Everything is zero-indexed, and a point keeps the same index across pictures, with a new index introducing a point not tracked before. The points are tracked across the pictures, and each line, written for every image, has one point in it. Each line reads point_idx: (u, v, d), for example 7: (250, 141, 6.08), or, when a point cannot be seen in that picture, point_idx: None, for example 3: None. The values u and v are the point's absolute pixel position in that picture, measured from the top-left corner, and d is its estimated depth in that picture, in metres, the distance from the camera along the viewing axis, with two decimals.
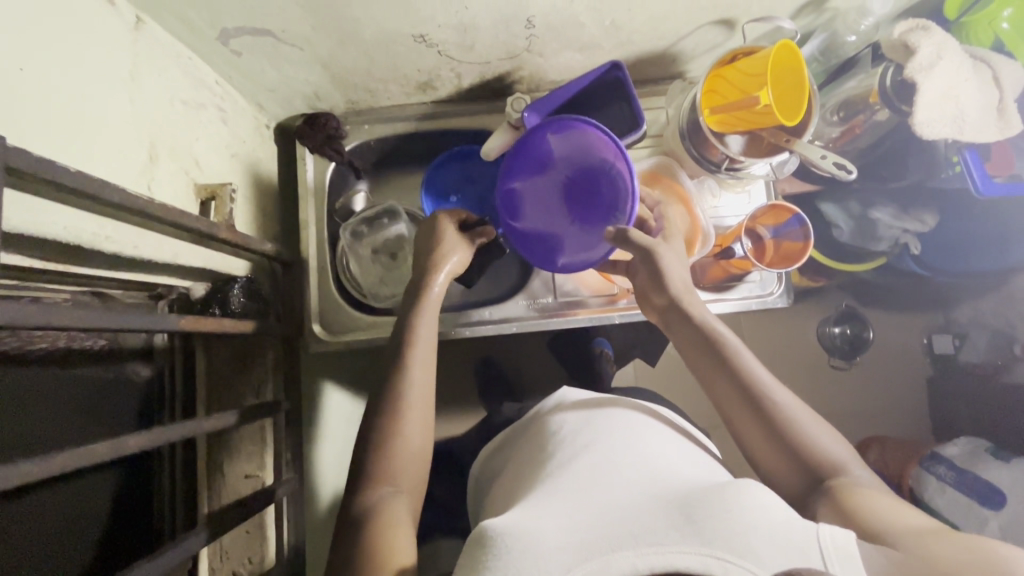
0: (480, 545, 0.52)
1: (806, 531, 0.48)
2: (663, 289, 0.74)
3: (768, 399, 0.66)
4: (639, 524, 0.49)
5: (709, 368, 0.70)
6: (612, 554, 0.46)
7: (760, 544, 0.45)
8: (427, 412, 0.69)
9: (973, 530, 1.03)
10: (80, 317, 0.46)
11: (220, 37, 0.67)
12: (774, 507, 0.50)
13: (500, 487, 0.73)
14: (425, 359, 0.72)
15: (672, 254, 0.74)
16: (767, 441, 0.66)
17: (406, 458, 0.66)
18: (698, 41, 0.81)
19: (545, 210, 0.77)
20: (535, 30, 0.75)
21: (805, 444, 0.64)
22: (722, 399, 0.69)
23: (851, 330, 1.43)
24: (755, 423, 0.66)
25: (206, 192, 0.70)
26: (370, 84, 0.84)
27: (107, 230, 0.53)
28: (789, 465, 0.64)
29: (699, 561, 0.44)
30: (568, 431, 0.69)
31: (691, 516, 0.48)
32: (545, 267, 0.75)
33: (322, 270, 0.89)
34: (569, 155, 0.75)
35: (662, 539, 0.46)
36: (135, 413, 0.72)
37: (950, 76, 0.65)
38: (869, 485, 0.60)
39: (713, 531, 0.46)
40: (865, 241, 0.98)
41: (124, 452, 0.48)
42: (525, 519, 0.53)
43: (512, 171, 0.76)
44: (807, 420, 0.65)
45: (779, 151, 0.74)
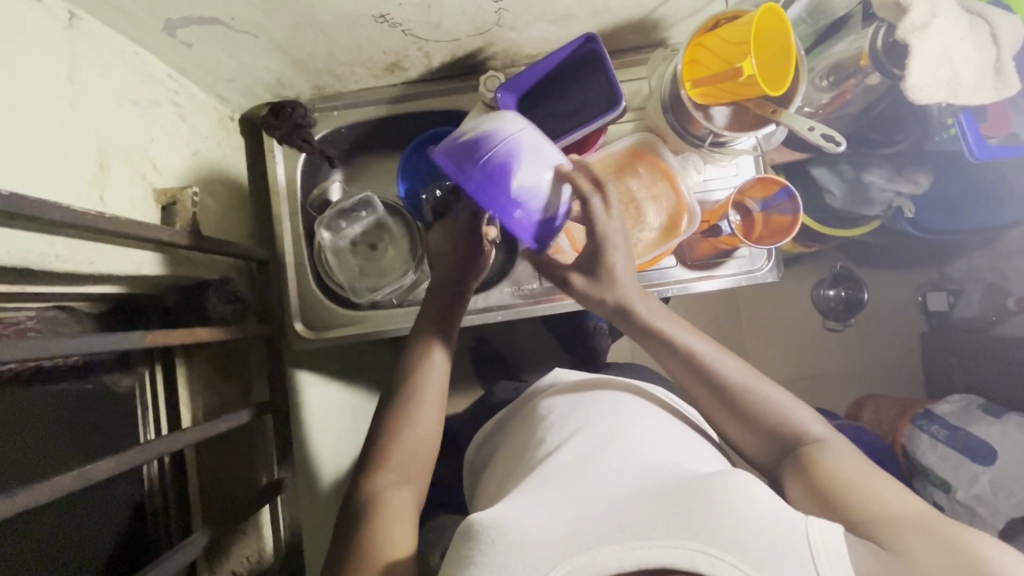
0: (467, 540, 0.52)
1: (794, 522, 0.47)
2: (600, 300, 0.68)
3: (725, 379, 0.65)
4: (627, 517, 0.48)
5: (664, 358, 0.68)
6: (599, 548, 0.46)
7: (745, 538, 0.45)
8: (440, 404, 0.69)
9: (963, 486, 1.05)
10: (37, 347, 0.44)
11: (165, 28, 0.63)
12: (764, 496, 0.50)
13: (494, 470, 0.74)
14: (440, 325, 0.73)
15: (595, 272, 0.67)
16: (733, 420, 0.65)
17: (420, 438, 0.66)
18: (679, 6, 0.76)
19: None
20: (503, 3, 0.70)
21: (768, 416, 0.63)
22: (684, 382, 0.67)
23: (846, 291, 1.42)
24: (717, 401, 0.65)
25: (166, 197, 0.66)
26: (334, 68, 0.80)
27: (57, 249, 0.50)
28: (762, 444, 0.64)
29: (687, 556, 0.44)
30: (556, 415, 0.69)
31: (679, 508, 0.48)
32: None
33: (300, 267, 0.87)
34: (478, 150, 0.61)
35: (650, 534, 0.46)
36: (118, 425, 0.71)
37: (946, 35, 0.61)
38: (837, 450, 0.60)
39: (700, 525, 0.46)
40: (857, 205, 0.96)
41: (96, 478, 0.47)
42: (510, 512, 0.53)
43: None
44: (766, 389, 0.64)
45: (767, 122, 0.70)
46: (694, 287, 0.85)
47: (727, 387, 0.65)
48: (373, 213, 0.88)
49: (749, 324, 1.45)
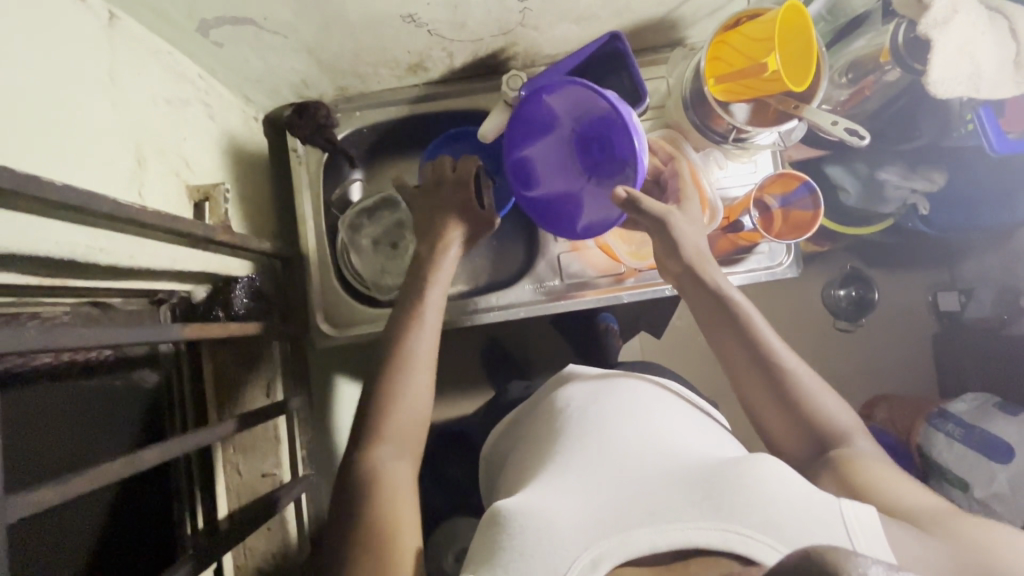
0: (493, 525, 0.54)
1: (827, 505, 0.49)
2: (679, 258, 0.71)
3: (783, 368, 0.66)
4: (655, 502, 0.50)
5: (722, 334, 0.69)
6: (630, 531, 0.48)
7: (778, 517, 0.47)
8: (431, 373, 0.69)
9: (981, 484, 1.06)
10: (79, 337, 0.45)
11: (199, 28, 0.64)
12: (794, 482, 0.51)
13: (513, 460, 0.74)
14: (435, 325, 0.71)
15: (683, 220, 0.71)
16: (775, 407, 0.66)
17: (408, 422, 0.65)
18: (699, 5, 0.77)
19: (560, 173, 0.76)
20: (529, 3, 0.71)
21: (815, 411, 0.65)
22: (734, 364, 0.69)
23: (857, 291, 1.43)
24: (765, 387, 0.66)
25: (198, 194, 0.67)
26: (359, 69, 0.81)
27: (101, 242, 0.51)
28: (796, 436, 0.65)
29: (719, 536, 0.46)
30: (573, 407, 0.69)
31: (713, 491, 0.50)
32: (565, 236, 0.75)
33: (323, 264, 0.87)
34: (572, 113, 0.73)
35: (681, 515, 0.48)
36: (147, 423, 0.72)
37: (967, 30, 0.62)
38: (872, 457, 0.61)
39: (736, 508, 0.48)
40: (874, 203, 0.98)
41: (139, 467, 0.47)
42: (536, 499, 0.54)
43: (518, 139, 0.74)
44: (817, 386, 0.66)
45: (789, 117, 0.71)
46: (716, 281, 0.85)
47: (779, 375, 0.66)
48: (396, 211, 0.90)
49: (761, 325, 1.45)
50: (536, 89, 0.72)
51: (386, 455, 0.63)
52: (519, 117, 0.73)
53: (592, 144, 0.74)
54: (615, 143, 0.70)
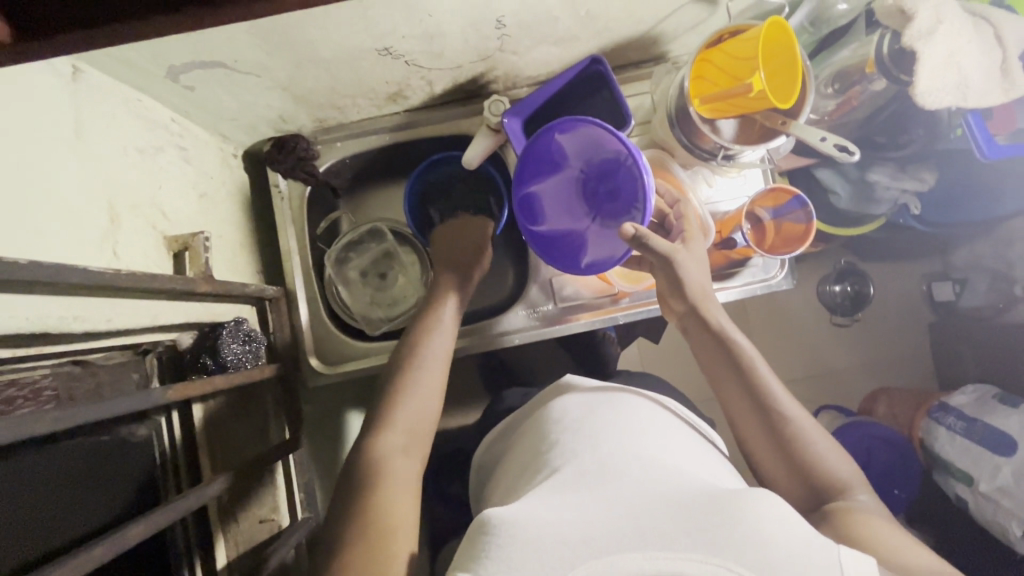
0: (478, 536, 0.52)
1: (824, 551, 0.47)
2: (682, 297, 0.72)
3: (782, 411, 0.67)
4: (648, 524, 0.49)
5: (723, 373, 0.71)
6: (619, 553, 0.47)
7: (771, 558, 0.46)
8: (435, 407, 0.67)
9: (986, 478, 1.06)
10: (59, 420, 0.43)
11: (168, 74, 0.62)
12: (789, 517, 0.50)
13: (505, 468, 0.74)
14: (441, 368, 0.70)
15: (689, 258, 0.72)
16: (773, 450, 0.66)
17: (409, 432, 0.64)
18: (679, 21, 0.76)
19: (564, 211, 0.75)
20: (506, 29, 0.69)
21: (813, 459, 0.64)
22: (734, 404, 0.70)
23: (852, 287, 1.42)
24: (763, 430, 0.67)
25: (177, 244, 0.65)
26: (337, 101, 0.79)
27: (73, 309, 0.50)
28: (791, 482, 0.65)
29: (709, 570, 0.46)
30: (571, 418, 0.68)
31: (707, 521, 0.48)
32: (567, 272, 0.74)
33: (312, 300, 0.86)
34: (580, 154, 0.73)
35: (674, 544, 0.47)
36: (141, 482, 0.68)
37: (952, 41, 0.61)
38: (871, 510, 0.59)
39: (727, 542, 0.47)
40: (865, 204, 0.95)
41: (127, 546, 0.46)
42: (526, 508, 0.53)
43: (526, 175, 0.73)
44: (818, 437, 0.66)
45: (776, 135, 0.70)
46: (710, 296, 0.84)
47: (777, 417, 0.67)
48: (382, 241, 0.89)
49: (758, 325, 1.45)
50: (547, 128, 0.71)
51: (390, 444, 0.62)
52: (529, 154, 0.72)
53: (599, 184, 0.73)
54: (623, 185, 0.70)
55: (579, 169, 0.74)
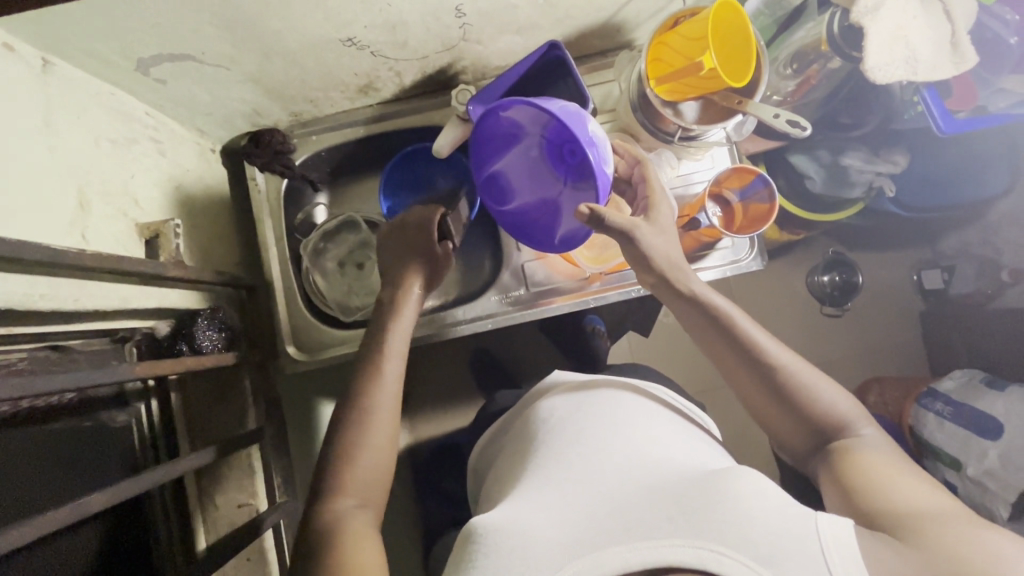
0: (468, 546, 0.56)
1: (803, 521, 0.50)
2: (650, 270, 0.72)
3: (775, 365, 0.68)
4: (633, 517, 0.51)
5: (713, 339, 0.71)
6: (606, 549, 0.49)
7: (755, 538, 0.48)
8: (388, 461, 0.67)
9: (973, 462, 1.06)
10: (21, 387, 0.45)
11: (138, 67, 0.65)
12: (769, 494, 0.53)
13: (497, 471, 0.75)
14: (392, 408, 0.69)
15: (650, 233, 0.71)
16: (772, 402, 0.68)
17: (370, 474, 0.65)
18: (639, 7, 0.78)
19: (533, 183, 0.76)
20: (466, 18, 0.71)
21: (815, 406, 0.67)
22: (728, 365, 0.71)
23: (840, 276, 1.42)
24: (760, 386, 0.68)
25: (149, 231, 0.67)
26: (309, 94, 0.82)
27: (41, 287, 0.51)
28: (793, 429, 0.68)
29: (693, 554, 0.48)
30: (556, 419, 0.69)
31: (687, 507, 0.51)
32: (545, 248, 0.76)
33: (289, 290, 0.88)
34: (534, 121, 0.72)
35: (658, 531, 0.49)
36: (119, 461, 0.70)
37: (898, 16, 0.63)
38: (872, 448, 0.63)
39: (708, 525, 0.49)
40: (840, 187, 0.98)
41: (89, 512, 0.48)
42: (513, 514, 0.56)
43: (483, 158, 0.75)
44: (817, 381, 0.67)
45: (733, 113, 0.71)
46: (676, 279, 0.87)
47: (771, 372, 0.68)
48: (358, 231, 0.90)
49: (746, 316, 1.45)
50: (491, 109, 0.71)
51: (348, 494, 0.63)
52: (481, 138, 0.74)
53: (559, 150, 0.72)
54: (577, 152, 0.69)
55: (538, 134, 0.73)
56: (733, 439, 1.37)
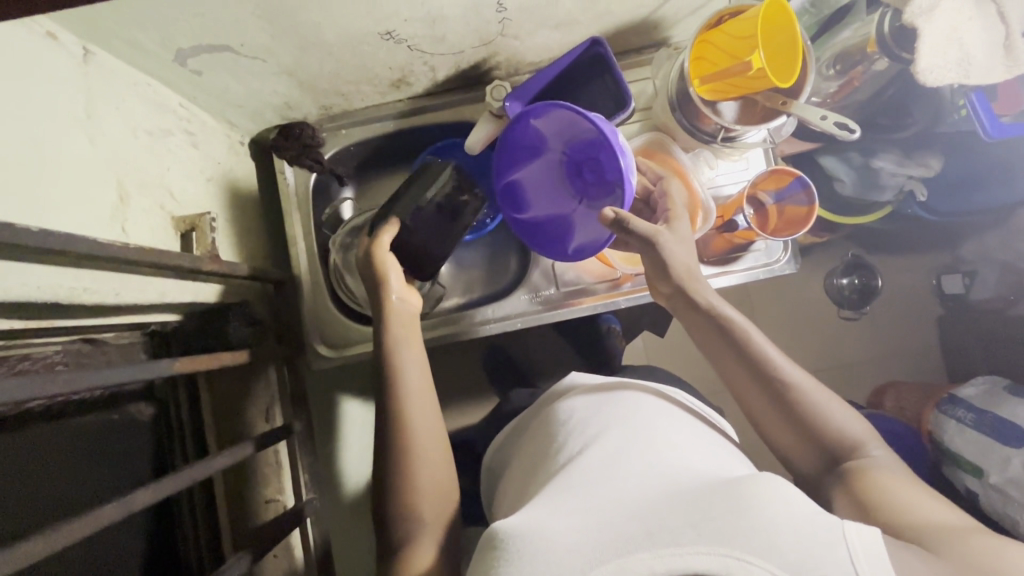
0: (490, 548, 0.54)
1: (832, 530, 0.47)
2: (667, 279, 0.72)
3: (786, 380, 0.67)
4: (654, 522, 0.49)
5: (722, 351, 0.71)
6: (627, 555, 0.47)
7: (784, 546, 0.45)
8: (442, 459, 0.69)
9: (997, 469, 1.04)
10: (69, 381, 0.45)
11: (177, 58, 0.64)
12: (798, 498, 0.50)
13: (512, 476, 0.75)
14: (422, 408, 0.70)
15: (674, 240, 0.71)
16: (781, 418, 0.67)
17: (427, 486, 0.66)
18: (680, 5, 0.76)
19: (551, 195, 0.77)
20: (507, 13, 0.70)
21: (820, 423, 0.66)
22: (737, 381, 0.70)
23: (859, 279, 1.40)
24: (771, 402, 0.67)
25: (185, 224, 0.66)
26: (341, 88, 0.81)
27: (84, 281, 0.51)
28: (802, 447, 0.67)
29: (718, 562, 0.45)
30: (577, 418, 0.69)
31: (710, 510, 0.48)
32: (556, 258, 0.76)
33: (316, 285, 0.87)
34: (558, 136, 0.74)
35: (681, 538, 0.46)
36: (145, 456, 0.70)
37: (954, 16, 0.61)
38: (886, 468, 0.62)
39: (733, 532, 0.46)
40: (869, 191, 0.97)
41: (133, 510, 0.48)
42: (534, 517, 0.54)
43: (504, 166, 0.76)
44: (820, 398, 0.67)
45: (777, 114, 0.70)
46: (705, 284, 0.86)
47: (781, 387, 0.67)
48: None
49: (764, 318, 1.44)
50: (521, 115, 0.72)
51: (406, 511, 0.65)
52: (507, 143, 0.75)
53: (582, 170, 0.75)
54: (605, 164, 0.71)
55: (560, 152, 0.75)
56: (750, 442, 1.35)
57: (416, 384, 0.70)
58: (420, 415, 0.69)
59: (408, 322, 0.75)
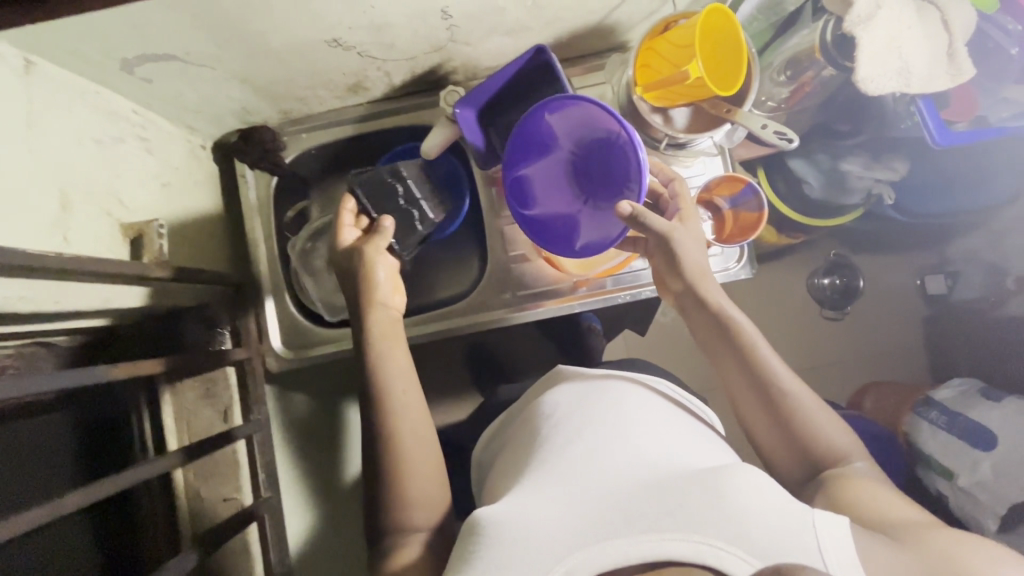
0: (470, 536, 0.56)
1: (800, 515, 0.51)
2: (678, 274, 0.72)
3: (781, 388, 0.68)
4: (634, 509, 0.51)
5: (724, 356, 0.71)
6: (608, 542, 0.50)
7: (752, 533, 0.49)
8: (433, 467, 0.71)
9: (965, 472, 1.04)
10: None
11: (123, 67, 0.65)
12: (768, 490, 0.53)
13: (501, 459, 0.76)
14: (415, 418, 0.73)
15: (687, 238, 0.71)
16: (771, 424, 0.69)
17: (423, 494, 0.69)
18: (632, 10, 0.76)
19: (554, 195, 0.75)
20: (453, 20, 0.70)
21: (808, 431, 0.67)
22: (733, 385, 0.71)
23: (841, 279, 1.42)
24: (762, 408, 0.69)
25: (132, 231, 0.68)
26: (297, 93, 0.81)
27: (20, 290, 0.52)
28: (788, 454, 0.68)
29: (690, 547, 0.48)
30: (562, 412, 0.68)
31: (687, 497, 0.51)
32: (563, 256, 0.74)
33: (277, 287, 0.88)
34: (569, 134, 0.73)
35: (660, 525, 0.50)
36: (105, 453, 0.74)
37: (893, 25, 0.61)
38: (867, 478, 0.64)
39: (705, 518, 0.50)
40: (835, 193, 0.97)
41: (64, 511, 0.49)
42: (515, 507, 0.55)
43: (515, 158, 0.73)
44: (816, 411, 0.68)
45: (723, 122, 0.70)
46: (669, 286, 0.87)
47: (775, 394, 0.68)
48: None
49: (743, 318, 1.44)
50: (536, 108, 0.71)
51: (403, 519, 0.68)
52: (518, 134, 0.72)
53: (592, 168, 0.74)
54: (615, 164, 0.71)
55: (569, 150, 0.74)
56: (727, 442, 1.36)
57: (403, 390, 0.73)
58: (405, 423, 0.72)
59: (389, 329, 0.76)
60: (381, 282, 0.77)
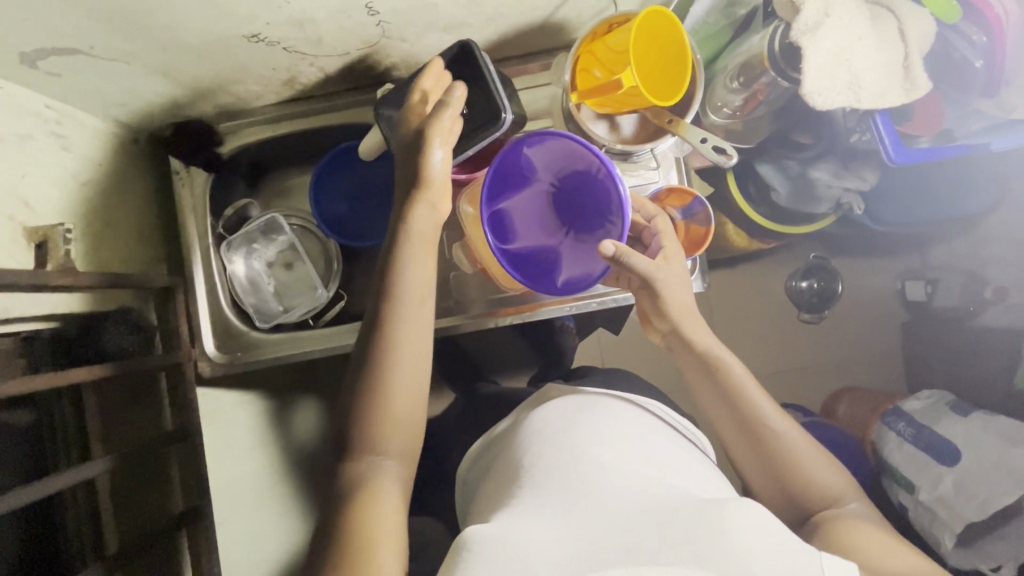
0: (457, 557, 0.53)
1: (805, 556, 0.49)
2: (663, 315, 0.70)
3: (772, 428, 0.66)
4: (634, 540, 0.50)
5: (712, 395, 0.69)
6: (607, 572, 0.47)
7: (757, 570, 0.47)
8: (418, 409, 0.63)
9: (927, 487, 1.00)
10: None
11: (24, 61, 0.61)
12: (770, 524, 0.51)
13: (483, 475, 0.72)
14: (418, 360, 0.63)
15: (670, 280, 0.69)
16: (758, 464, 0.66)
17: (399, 430, 0.62)
18: (578, 7, 0.71)
19: (534, 227, 0.71)
20: (382, 16, 0.66)
21: (800, 474, 0.64)
22: (722, 424, 0.68)
23: (819, 283, 1.33)
24: (752, 450, 0.66)
25: (38, 235, 0.65)
26: (227, 87, 0.77)
27: None
28: (778, 497, 0.65)
29: None
30: (553, 428, 0.64)
31: (689, 534, 0.49)
32: (546, 293, 0.69)
33: (213, 289, 0.86)
34: (548, 167, 0.69)
35: (659, 558, 0.48)
36: (23, 462, 0.70)
37: (842, 35, 0.57)
38: (861, 522, 0.61)
39: (707, 553, 0.48)
40: (803, 203, 0.93)
41: None
42: (508, 529, 0.53)
43: (495, 194, 0.68)
44: (807, 452, 0.65)
45: (665, 133, 0.67)
46: (619, 298, 0.85)
47: (766, 435, 0.65)
48: (283, 234, 0.89)
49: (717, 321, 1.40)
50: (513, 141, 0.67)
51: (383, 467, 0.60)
52: (497, 170, 0.67)
53: (572, 201, 0.70)
54: (598, 197, 0.67)
55: (549, 182, 0.70)
56: None
57: (413, 332, 0.62)
58: (413, 345, 0.62)
59: (430, 233, 0.64)
60: (436, 172, 0.63)
